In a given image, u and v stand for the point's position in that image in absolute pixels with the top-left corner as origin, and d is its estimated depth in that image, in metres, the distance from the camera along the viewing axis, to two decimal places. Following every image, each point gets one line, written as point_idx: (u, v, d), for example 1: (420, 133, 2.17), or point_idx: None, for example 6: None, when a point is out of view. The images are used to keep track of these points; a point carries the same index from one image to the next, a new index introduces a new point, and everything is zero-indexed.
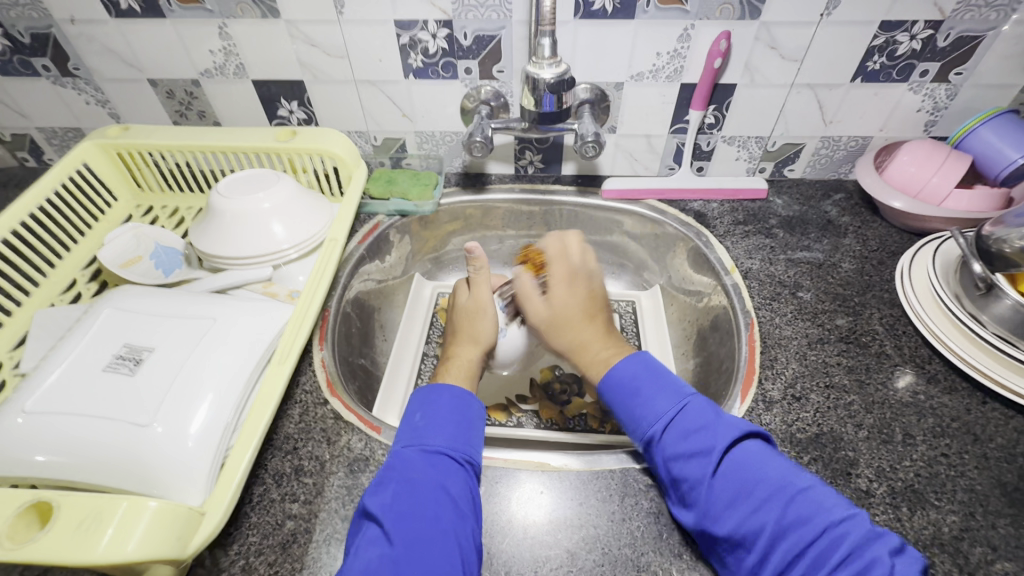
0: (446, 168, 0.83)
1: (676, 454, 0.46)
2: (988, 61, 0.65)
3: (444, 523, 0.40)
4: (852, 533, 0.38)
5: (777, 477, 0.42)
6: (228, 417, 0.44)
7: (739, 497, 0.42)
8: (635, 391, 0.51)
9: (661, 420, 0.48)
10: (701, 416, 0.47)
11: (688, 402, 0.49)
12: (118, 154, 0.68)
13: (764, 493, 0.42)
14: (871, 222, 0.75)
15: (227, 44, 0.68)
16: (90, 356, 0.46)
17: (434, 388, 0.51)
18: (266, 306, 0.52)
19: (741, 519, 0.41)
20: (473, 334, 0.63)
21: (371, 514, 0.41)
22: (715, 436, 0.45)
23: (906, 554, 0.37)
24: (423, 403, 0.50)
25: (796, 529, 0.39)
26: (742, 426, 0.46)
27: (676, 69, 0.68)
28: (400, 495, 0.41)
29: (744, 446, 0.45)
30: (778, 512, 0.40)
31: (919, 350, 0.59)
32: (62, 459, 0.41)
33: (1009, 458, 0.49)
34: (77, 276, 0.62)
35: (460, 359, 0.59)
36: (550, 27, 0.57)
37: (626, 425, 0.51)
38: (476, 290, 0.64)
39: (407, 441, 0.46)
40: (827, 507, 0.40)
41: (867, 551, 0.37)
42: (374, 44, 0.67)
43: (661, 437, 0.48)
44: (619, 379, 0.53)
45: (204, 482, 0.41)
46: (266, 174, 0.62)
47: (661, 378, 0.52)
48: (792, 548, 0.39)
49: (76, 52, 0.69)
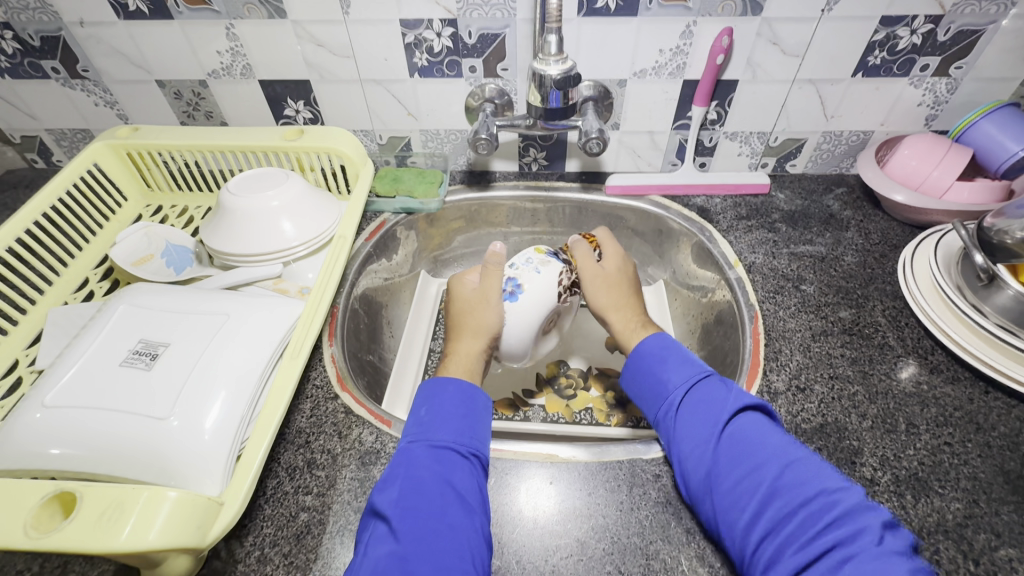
0: (450, 166, 0.83)
1: (687, 416, 0.48)
2: (988, 54, 0.65)
3: (451, 518, 0.41)
4: (844, 501, 0.39)
5: (779, 444, 0.44)
6: (243, 411, 0.45)
7: (739, 458, 0.44)
8: (660, 358, 0.53)
9: (680, 385, 0.50)
10: (716, 387, 0.49)
11: (708, 374, 0.51)
12: (128, 155, 0.69)
13: (764, 459, 0.43)
14: (873, 216, 0.75)
15: (234, 45, 0.69)
16: (106, 351, 0.47)
17: (438, 381, 0.52)
18: (277, 302, 0.52)
19: (738, 479, 0.42)
20: (478, 324, 0.60)
21: (379, 511, 0.41)
22: (726, 401, 0.47)
23: (899, 531, 0.38)
24: (427, 398, 0.50)
25: (789, 491, 0.40)
26: (752, 399, 0.47)
27: (678, 66, 0.68)
28: (405, 491, 0.42)
29: (752, 415, 0.47)
30: (775, 474, 0.42)
31: (922, 342, 0.59)
32: (80, 451, 0.42)
33: (1011, 446, 0.50)
34: (88, 275, 0.63)
35: (461, 354, 0.58)
36: (556, 24, 0.57)
37: (645, 392, 0.53)
38: (485, 280, 0.62)
39: (412, 437, 0.47)
40: (824, 476, 0.41)
41: (858, 517, 0.38)
42: (380, 44, 0.67)
43: (677, 401, 0.50)
44: (647, 350, 0.55)
45: (221, 473, 0.42)
46: (275, 173, 0.63)
47: (683, 352, 0.54)
48: (784, 508, 0.40)
49: (85, 54, 0.70)
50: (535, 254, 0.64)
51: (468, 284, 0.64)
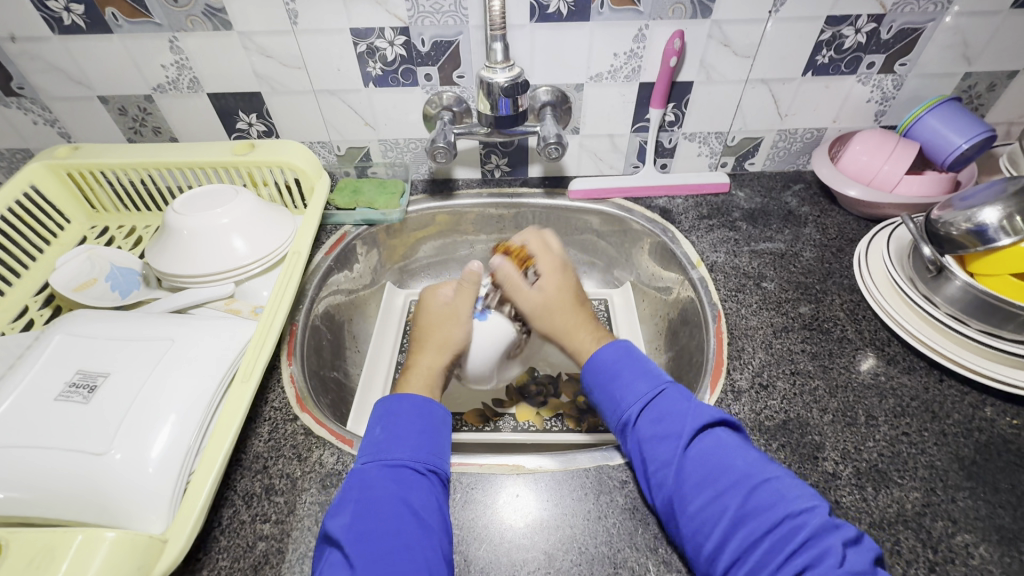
0: (412, 175, 0.82)
1: (648, 436, 0.47)
2: (930, 51, 0.67)
3: (406, 539, 0.40)
4: (810, 523, 0.38)
5: (744, 466, 0.43)
6: (190, 440, 0.43)
7: (704, 482, 0.43)
8: (613, 375, 0.53)
9: (636, 403, 0.50)
10: (673, 402, 0.49)
11: (663, 389, 0.50)
12: (68, 175, 0.66)
13: (729, 482, 0.42)
14: (829, 211, 0.77)
15: (180, 58, 0.66)
16: (42, 385, 0.44)
17: (393, 399, 0.50)
18: (228, 323, 0.51)
19: (704, 503, 0.42)
20: (444, 341, 0.59)
21: (333, 538, 0.40)
22: (685, 420, 0.47)
23: (862, 545, 0.38)
24: (383, 415, 0.49)
25: (754, 516, 0.40)
26: (711, 414, 0.47)
27: (633, 69, 0.69)
28: (359, 515, 0.41)
29: (714, 433, 0.46)
30: (740, 499, 0.41)
31: (879, 334, 0.60)
32: (13, 494, 0.39)
33: (966, 433, 0.51)
34: (29, 302, 0.60)
35: (423, 368, 0.56)
36: (500, 32, 0.57)
37: (605, 408, 0.53)
38: (459, 296, 0.62)
39: (367, 457, 0.46)
40: (790, 497, 0.40)
41: (822, 540, 0.38)
42: (332, 53, 0.66)
43: (636, 419, 0.49)
44: (601, 364, 0.54)
45: (167, 508, 0.40)
46: (224, 189, 0.61)
47: (640, 363, 0.53)
48: (751, 534, 0.40)
49: (19, 71, 0.67)
50: (502, 272, 0.66)
51: (440, 298, 0.62)
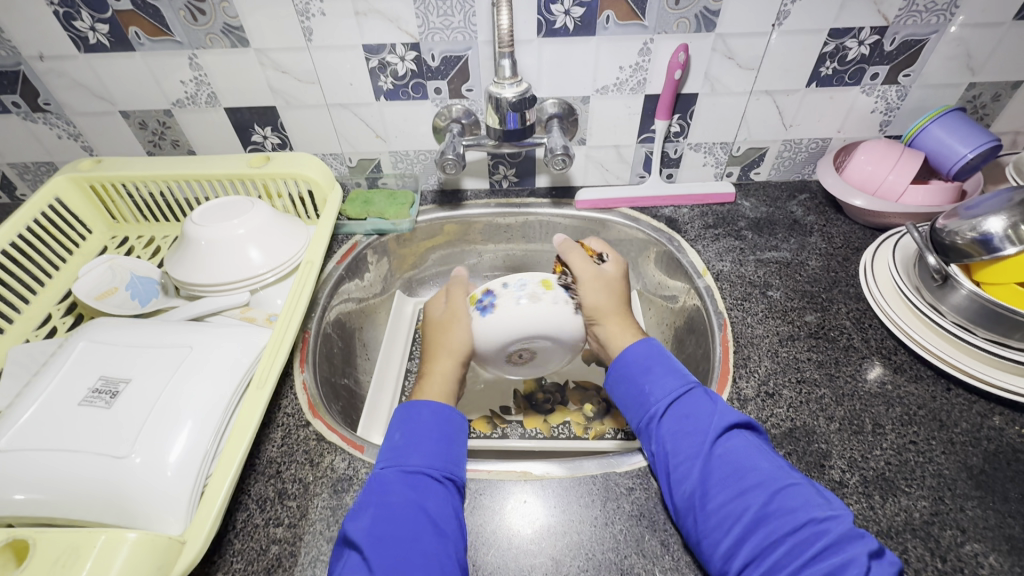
0: (422, 186, 0.84)
1: (674, 431, 0.49)
2: (933, 62, 0.68)
3: (423, 545, 0.41)
4: (833, 529, 0.39)
5: (769, 469, 0.44)
6: (207, 445, 0.44)
7: (729, 480, 0.44)
8: (645, 370, 0.55)
9: (664, 398, 0.51)
10: (701, 400, 0.50)
11: (691, 387, 0.52)
12: (91, 187, 0.69)
13: (754, 482, 0.43)
14: (835, 220, 0.77)
15: (198, 74, 0.69)
16: (66, 390, 0.46)
17: (413, 405, 0.53)
18: (243, 332, 0.52)
19: (725, 502, 0.43)
20: (451, 345, 0.60)
21: (352, 541, 0.41)
22: (712, 419, 0.48)
23: (885, 558, 0.38)
24: (401, 422, 0.51)
25: (777, 518, 0.41)
26: (739, 416, 0.48)
27: (639, 82, 0.70)
28: (377, 519, 0.42)
29: (741, 434, 0.47)
30: (763, 499, 0.42)
31: (885, 342, 0.61)
32: (42, 496, 0.41)
33: (974, 442, 0.51)
34: (51, 310, 0.62)
35: (439, 373, 0.58)
36: (508, 49, 0.59)
37: (630, 401, 0.54)
38: (452, 301, 0.64)
39: (385, 463, 0.48)
40: (815, 504, 0.41)
41: (846, 547, 0.38)
42: (344, 69, 0.68)
43: (661, 415, 0.51)
44: (631, 358, 0.56)
45: (184, 511, 0.41)
46: (240, 201, 0.62)
47: (669, 363, 0.55)
48: (770, 535, 0.40)
49: (45, 88, 0.70)
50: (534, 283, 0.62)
51: (438, 306, 0.65)
